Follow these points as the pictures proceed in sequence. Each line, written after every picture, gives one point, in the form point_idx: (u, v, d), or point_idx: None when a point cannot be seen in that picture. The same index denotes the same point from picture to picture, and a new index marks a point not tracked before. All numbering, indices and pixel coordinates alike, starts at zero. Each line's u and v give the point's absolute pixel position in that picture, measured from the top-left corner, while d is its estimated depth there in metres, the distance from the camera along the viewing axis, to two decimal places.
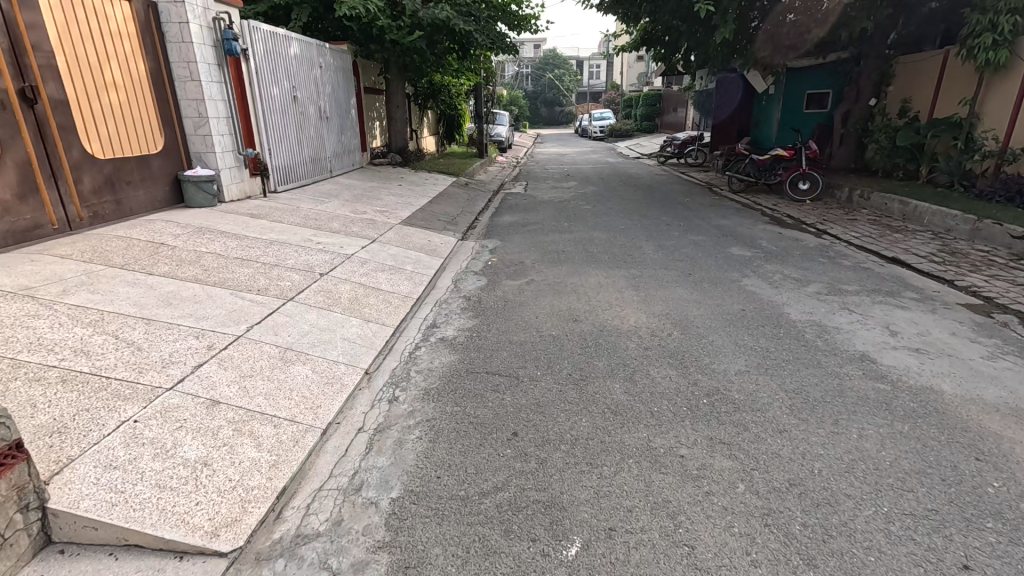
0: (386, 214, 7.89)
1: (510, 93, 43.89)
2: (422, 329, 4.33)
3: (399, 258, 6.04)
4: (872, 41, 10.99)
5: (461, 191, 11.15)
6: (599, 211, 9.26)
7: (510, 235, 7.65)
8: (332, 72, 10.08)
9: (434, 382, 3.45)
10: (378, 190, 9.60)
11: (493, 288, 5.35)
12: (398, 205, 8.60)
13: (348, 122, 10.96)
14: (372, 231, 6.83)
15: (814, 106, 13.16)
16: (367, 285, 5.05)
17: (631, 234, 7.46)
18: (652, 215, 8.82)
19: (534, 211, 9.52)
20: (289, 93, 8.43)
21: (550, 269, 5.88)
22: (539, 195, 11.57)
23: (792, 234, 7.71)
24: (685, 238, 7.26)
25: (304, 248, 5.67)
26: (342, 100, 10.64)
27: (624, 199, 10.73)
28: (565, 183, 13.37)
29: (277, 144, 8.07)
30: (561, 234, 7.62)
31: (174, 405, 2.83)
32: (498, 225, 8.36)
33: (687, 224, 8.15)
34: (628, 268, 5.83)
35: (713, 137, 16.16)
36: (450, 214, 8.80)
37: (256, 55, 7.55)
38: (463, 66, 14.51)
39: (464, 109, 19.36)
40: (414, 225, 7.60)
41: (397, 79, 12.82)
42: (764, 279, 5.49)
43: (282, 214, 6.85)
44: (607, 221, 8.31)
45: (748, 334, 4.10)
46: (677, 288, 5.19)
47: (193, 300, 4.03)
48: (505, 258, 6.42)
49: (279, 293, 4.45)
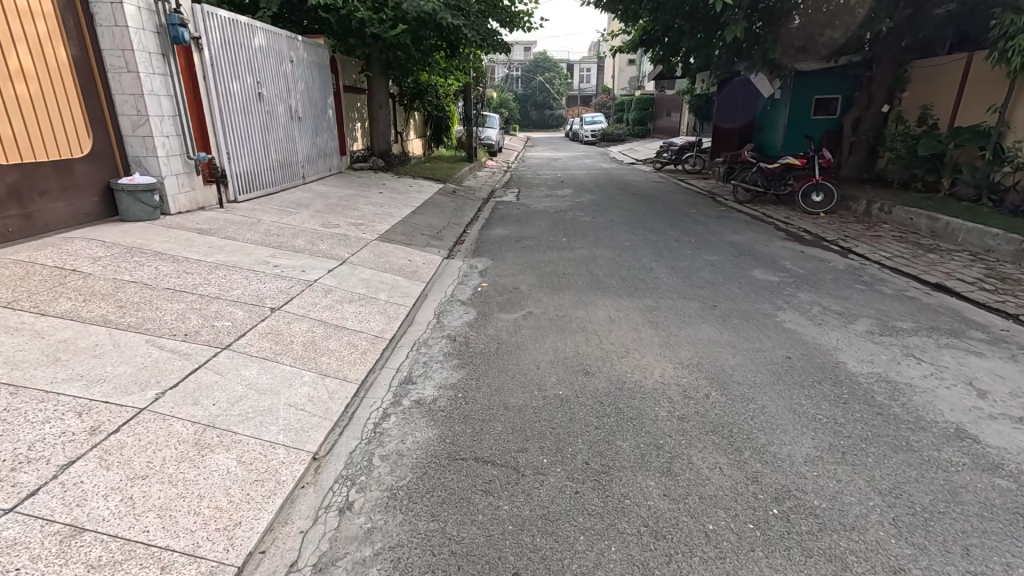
0: (361, 227, 6.95)
1: (500, 96, 43.11)
2: (393, 386, 3.43)
3: (373, 283, 5.13)
4: (887, 43, 10.32)
5: (448, 199, 10.25)
6: (599, 224, 8.42)
7: (502, 253, 6.77)
8: (305, 68, 9.13)
9: (403, 478, 2.55)
10: (356, 198, 8.66)
11: (483, 324, 4.46)
12: (376, 217, 7.68)
13: (324, 123, 10.00)
14: (343, 249, 5.91)
15: (822, 112, 12.38)
16: (329, 321, 4.14)
17: (638, 253, 6.62)
18: (658, 229, 7.98)
19: (528, 223, 8.65)
20: (252, 89, 7.45)
21: (550, 298, 5.01)
22: (532, 204, 10.70)
23: (816, 254, 6.93)
24: (700, 258, 6.43)
25: (256, 273, 4.73)
26: (317, 99, 9.68)
27: (625, 209, 9.90)
28: (559, 191, 12.53)
29: (237, 146, 7.09)
30: (559, 252, 6.76)
31: (6, 542, 1.89)
32: (488, 240, 7.49)
33: (698, 241, 7.33)
34: (641, 298, 4.99)
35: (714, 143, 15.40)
36: (435, 226, 7.90)
37: (211, 45, 6.59)
38: (452, 65, 13.63)
39: (452, 111, 18.43)
40: (393, 241, 6.69)
41: (380, 77, 11.90)
42: (802, 313, 4.68)
43: (238, 229, 5.89)
44: (610, 237, 7.46)
45: (806, 396, 3.26)
46: (703, 326, 4.35)
47: (90, 352, 3.09)
48: (497, 282, 5.53)
49: (212, 337, 3.53)
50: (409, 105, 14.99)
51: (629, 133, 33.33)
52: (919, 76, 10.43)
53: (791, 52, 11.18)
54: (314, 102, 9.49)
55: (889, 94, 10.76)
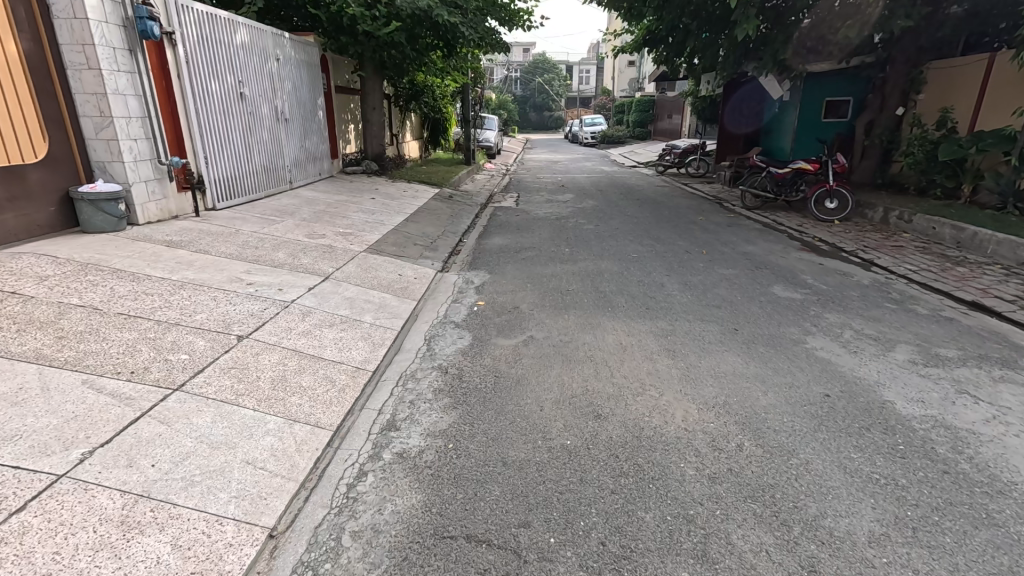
0: (350, 237, 6.47)
1: (499, 97, 42.67)
2: (373, 433, 2.94)
3: (357, 303, 4.64)
4: (903, 43, 9.87)
5: (444, 205, 9.76)
6: (603, 232, 7.97)
7: (501, 266, 6.29)
8: (293, 67, 8.65)
9: (378, 566, 2.07)
10: (346, 205, 8.18)
11: (479, 351, 3.98)
12: (367, 225, 7.19)
13: (314, 125, 9.52)
14: (327, 263, 5.42)
15: (832, 115, 11.88)
16: (304, 350, 3.65)
17: (647, 266, 6.15)
18: (667, 239, 7.52)
19: (528, 231, 8.18)
20: (233, 88, 6.97)
21: (553, 319, 4.53)
22: (532, 210, 10.22)
23: (838, 267, 6.46)
24: (714, 273, 5.96)
25: (226, 292, 4.25)
26: (307, 100, 9.20)
27: (630, 216, 9.44)
28: (560, 196, 12.06)
29: (216, 149, 6.61)
30: (562, 264, 6.28)
31: None
32: (486, 251, 7.01)
33: (711, 252, 6.86)
34: (655, 320, 4.51)
35: (719, 148, 14.95)
36: (429, 236, 7.42)
37: (186, 41, 6.09)
38: (448, 65, 13.15)
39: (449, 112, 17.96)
40: (383, 252, 6.21)
41: (374, 78, 11.42)
42: (835, 339, 4.20)
43: (213, 241, 5.40)
44: (616, 247, 6.99)
45: (856, 448, 2.78)
46: (726, 355, 3.87)
47: (10, 398, 2.60)
48: (494, 300, 5.04)
49: (163, 374, 3.04)
50: (404, 106, 14.53)
51: (629, 135, 32.92)
52: (936, 77, 10.01)
53: (802, 52, 10.74)
54: (303, 103, 9.01)
55: (904, 96, 10.33)
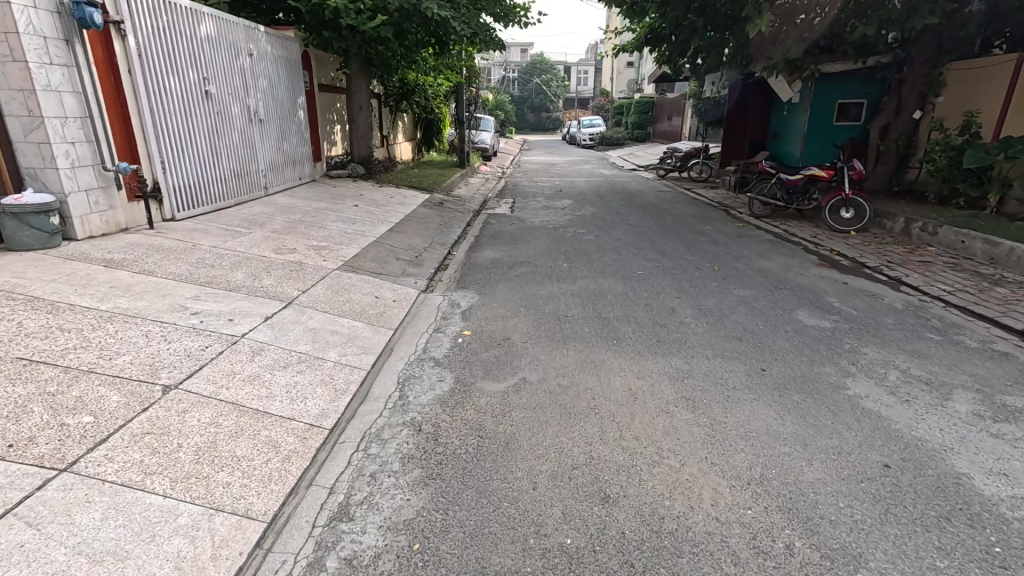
0: (324, 252, 5.83)
1: (497, 98, 42.06)
2: (318, 528, 2.30)
3: (323, 335, 4.00)
4: (922, 42, 9.28)
5: (433, 212, 9.13)
6: (603, 245, 7.36)
7: (491, 285, 5.66)
8: (269, 63, 7.99)
9: None
10: (325, 214, 7.53)
11: (461, 399, 3.34)
12: (345, 237, 6.55)
13: (293, 125, 8.86)
14: (293, 283, 4.78)
15: (845, 117, 11.25)
16: (245, 404, 2.99)
17: (654, 286, 5.52)
18: (674, 253, 6.90)
19: (523, 242, 7.55)
20: (197, 86, 6.30)
21: (550, 356, 3.89)
22: (527, 218, 9.59)
23: (864, 287, 5.85)
24: (730, 294, 5.34)
25: (163, 325, 3.59)
26: (285, 99, 8.54)
27: (633, 225, 8.82)
28: (558, 202, 11.43)
29: (176, 153, 5.95)
30: (559, 283, 5.66)
31: None
32: (476, 267, 6.38)
33: (723, 270, 6.25)
34: (667, 357, 3.87)
35: (723, 152, 14.38)
36: (414, 248, 6.78)
37: (140, 31, 5.43)
38: (440, 63, 12.51)
39: (443, 113, 17.31)
40: (361, 269, 5.56)
41: (360, 76, 10.77)
42: (880, 383, 3.58)
43: (162, 259, 4.74)
44: (619, 263, 6.37)
45: (941, 553, 2.15)
46: (756, 407, 3.24)
47: None
48: (482, 330, 4.40)
49: (51, 449, 2.38)
50: (395, 106, 13.91)
51: (628, 137, 32.36)
52: (958, 79, 9.44)
53: (813, 52, 10.15)
54: (280, 102, 8.34)
55: (922, 99, 9.77)
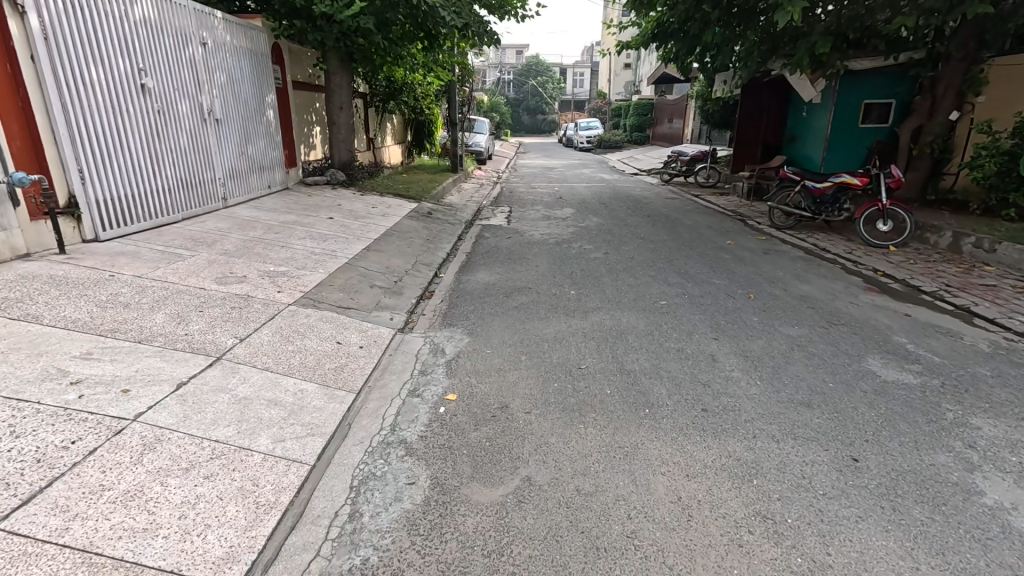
0: (282, 280, 4.80)
1: (491, 100, 41.09)
2: None
3: (256, 408, 2.97)
4: (962, 35, 8.37)
5: (420, 224, 8.12)
6: (614, 265, 6.37)
7: (485, 321, 4.65)
8: (229, 56, 6.95)
9: None
10: (291, 229, 6.48)
11: (439, 521, 2.31)
12: (311, 259, 5.52)
13: (261, 126, 7.82)
14: (231, 326, 3.75)
15: (872, 119, 10.22)
16: (103, 551, 1.94)
17: (683, 323, 4.52)
18: (698, 277, 5.91)
19: (521, 262, 6.54)
20: (130, 78, 5.25)
21: (562, 439, 2.87)
22: (526, 230, 8.59)
23: (932, 322, 4.88)
24: (778, 334, 4.34)
25: (20, 407, 2.53)
26: (250, 95, 7.49)
27: (645, 240, 7.83)
28: (558, 211, 10.44)
29: (102, 159, 4.90)
30: (566, 318, 4.65)
31: None
32: (467, 295, 5.37)
33: (760, 298, 5.28)
34: (722, 443, 2.86)
35: (736, 155, 13.37)
36: (394, 271, 5.76)
37: (49, 11, 4.37)
38: (430, 60, 11.51)
39: (435, 114, 16.30)
40: (325, 302, 4.53)
41: (340, 73, 9.77)
42: (1022, 483, 2.58)
43: (62, 296, 3.70)
44: (637, 291, 5.38)
45: None
46: (868, 536, 2.22)
47: None
48: (471, 392, 3.38)
49: None
50: (382, 107, 12.92)
51: (626, 140, 31.47)
52: (1001, 76, 8.51)
53: (840, 47, 9.21)
54: (243, 98, 7.29)
55: (960, 99, 8.85)
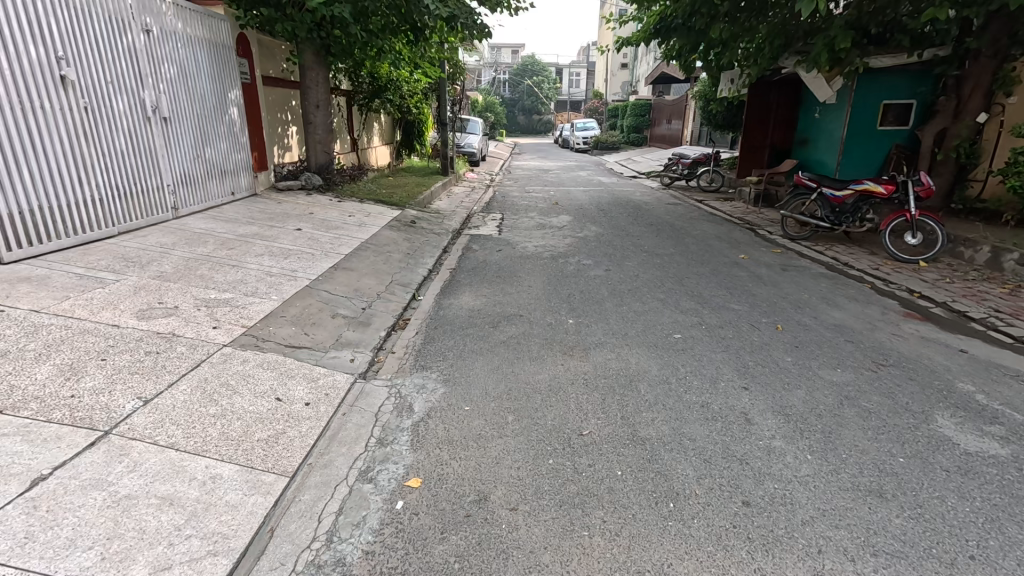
0: (222, 311, 4.00)
1: (486, 99, 40.32)
2: None
3: (140, 513, 2.16)
4: (995, 30, 7.65)
5: (400, 235, 7.32)
6: (617, 286, 5.61)
7: (465, 361, 3.86)
8: (181, 46, 6.14)
9: None
10: (249, 244, 5.67)
11: None
12: (264, 283, 4.71)
13: (222, 126, 6.99)
14: (139, 381, 2.95)
15: (890, 120, 9.48)
16: None
17: (704, 368, 3.76)
18: (714, 302, 5.15)
19: (512, 282, 5.77)
20: (46, 68, 4.41)
21: (559, 561, 2.09)
22: (519, 241, 7.82)
23: (995, 361, 4.12)
24: (819, 382, 3.58)
25: None
26: (208, 91, 6.67)
27: (650, 254, 7.07)
28: (554, 219, 9.68)
29: (6, 164, 4.07)
30: (563, 359, 3.87)
31: None
32: (447, 325, 4.58)
33: (790, 330, 4.52)
34: (778, 565, 2.08)
35: (742, 158, 12.55)
36: (363, 295, 4.97)
37: None
38: (417, 55, 10.72)
39: (425, 113, 15.49)
40: (270, 341, 3.73)
41: (316, 68, 8.95)
42: None
43: None
44: (646, 322, 4.61)
45: None
46: None
47: None
48: (439, 476, 2.60)
49: None
50: (366, 106, 12.12)
51: (624, 141, 30.71)
52: None
53: (859, 42, 8.49)
54: (199, 95, 6.47)
55: (988, 99, 8.14)
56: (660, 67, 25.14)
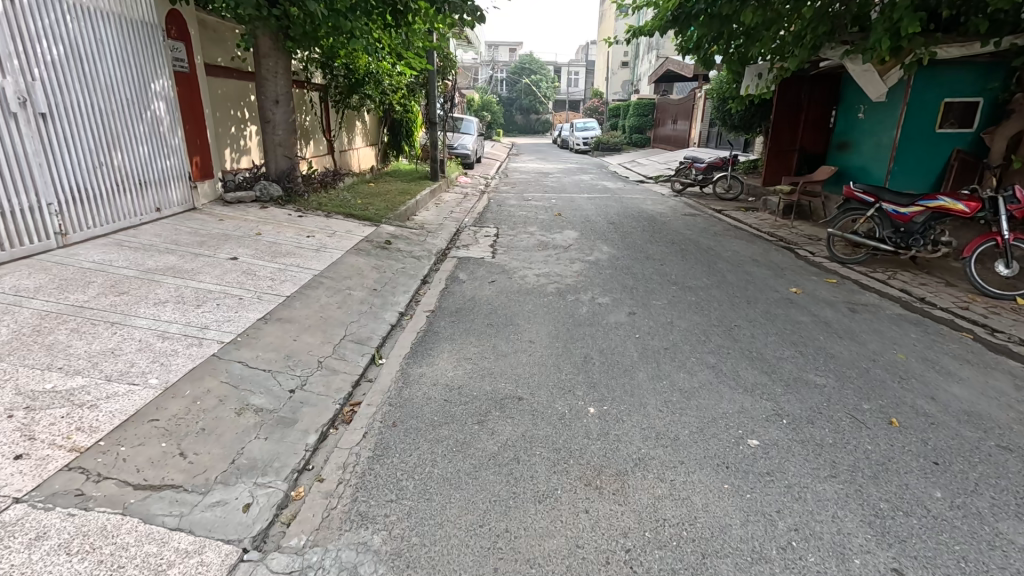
0: (53, 417, 2.56)
1: (482, 99, 38.92)
2: None
3: None
4: None
5: (369, 262, 5.87)
6: (648, 344, 4.18)
7: (430, 505, 2.41)
8: (69, 19, 4.78)
9: None
10: (152, 285, 4.20)
11: None
12: (150, 353, 3.26)
13: (140, 124, 5.63)
14: None
15: (951, 122, 8.07)
16: None
17: (813, 520, 2.34)
18: (785, 373, 3.75)
19: (507, 335, 4.34)
20: None
21: None
22: (517, 268, 6.39)
23: None
24: (1014, 558, 2.16)
25: None
26: (116, 79, 5.30)
27: (681, 288, 5.66)
28: (557, 236, 8.28)
29: None
30: (586, 501, 2.44)
31: None
32: (411, 419, 3.13)
33: (912, 428, 3.10)
34: None
35: (767, 163, 11.08)
36: (298, 366, 3.53)
37: None
38: (399, 43, 9.25)
39: (414, 112, 14.03)
40: (112, 479, 2.29)
41: (275, 57, 7.49)
42: None
43: None
44: (699, 413, 3.19)
45: None
46: None
47: None
48: None
49: None
50: (344, 103, 10.65)
51: (625, 142, 29.30)
52: None
53: (924, 28, 7.09)
54: (100, 83, 5.10)
55: None
56: (665, 65, 23.71)
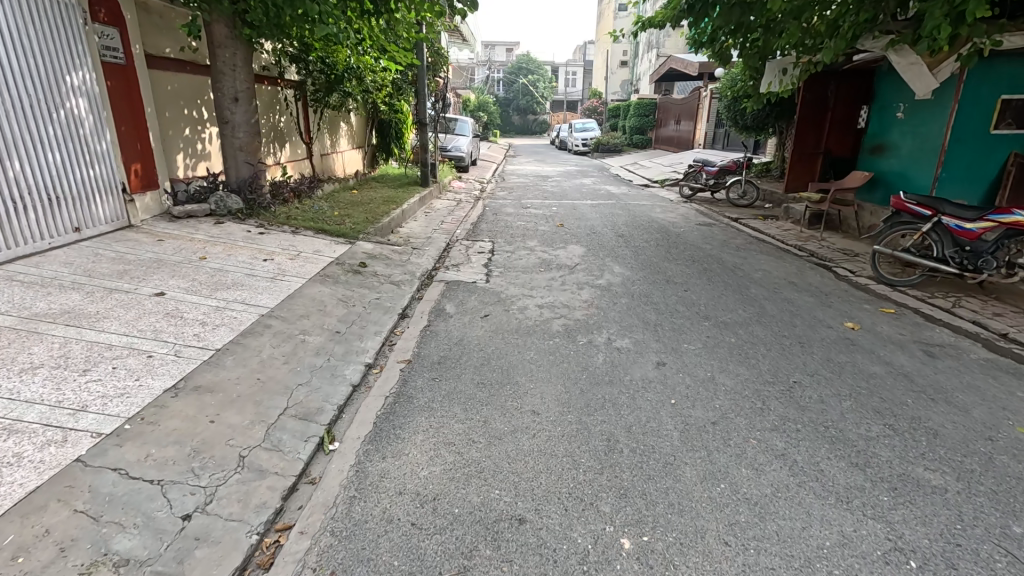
0: None
1: (478, 99, 37.94)
2: None
3: None
4: None
5: (336, 293, 4.85)
6: (686, 417, 3.18)
7: None
8: None
9: None
10: (29, 340, 3.16)
11: None
12: None
13: (51, 125, 4.61)
14: None
15: (1008, 123, 6.98)
16: None
17: None
18: (881, 468, 2.73)
19: (502, 400, 3.33)
20: None
21: None
22: (514, 297, 5.36)
23: None
24: None
25: None
26: (13, 70, 4.28)
27: (714, 325, 4.66)
28: (560, 252, 7.27)
29: None
30: None
31: None
32: (359, 566, 2.09)
33: None
34: None
35: (791, 167, 10.07)
36: (208, 467, 2.49)
37: None
38: (384, 36, 8.21)
39: (404, 112, 13.00)
40: None
41: (235, 48, 6.44)
42: None
43: None
44: (784, 552, 2.17)
45: None
46: None
47: None
48: None
49: None
50: (323, 101, 9.63)
51: (626, 143, 28.29)
52: None
53: (989, 14, 6.08)
54: None
55: None
56: (668, 62, 22.73)
